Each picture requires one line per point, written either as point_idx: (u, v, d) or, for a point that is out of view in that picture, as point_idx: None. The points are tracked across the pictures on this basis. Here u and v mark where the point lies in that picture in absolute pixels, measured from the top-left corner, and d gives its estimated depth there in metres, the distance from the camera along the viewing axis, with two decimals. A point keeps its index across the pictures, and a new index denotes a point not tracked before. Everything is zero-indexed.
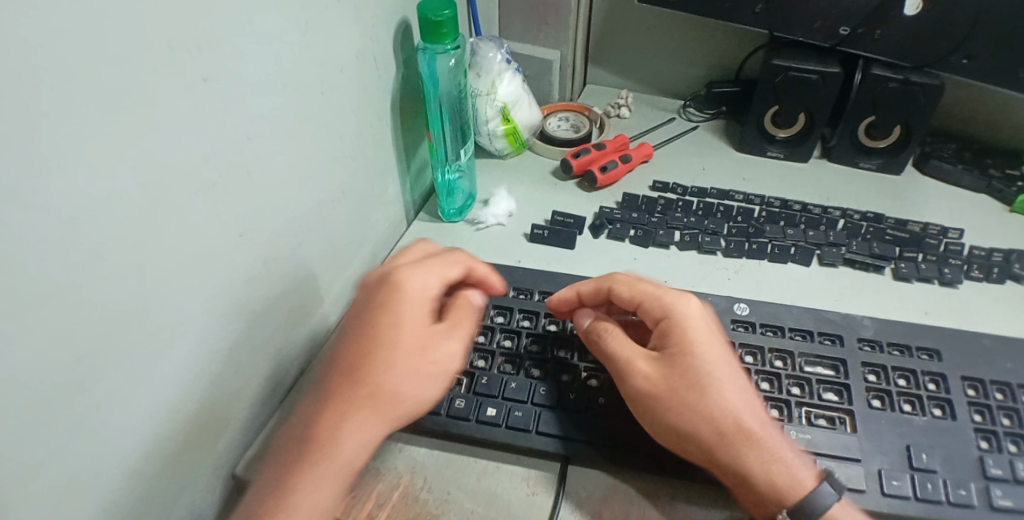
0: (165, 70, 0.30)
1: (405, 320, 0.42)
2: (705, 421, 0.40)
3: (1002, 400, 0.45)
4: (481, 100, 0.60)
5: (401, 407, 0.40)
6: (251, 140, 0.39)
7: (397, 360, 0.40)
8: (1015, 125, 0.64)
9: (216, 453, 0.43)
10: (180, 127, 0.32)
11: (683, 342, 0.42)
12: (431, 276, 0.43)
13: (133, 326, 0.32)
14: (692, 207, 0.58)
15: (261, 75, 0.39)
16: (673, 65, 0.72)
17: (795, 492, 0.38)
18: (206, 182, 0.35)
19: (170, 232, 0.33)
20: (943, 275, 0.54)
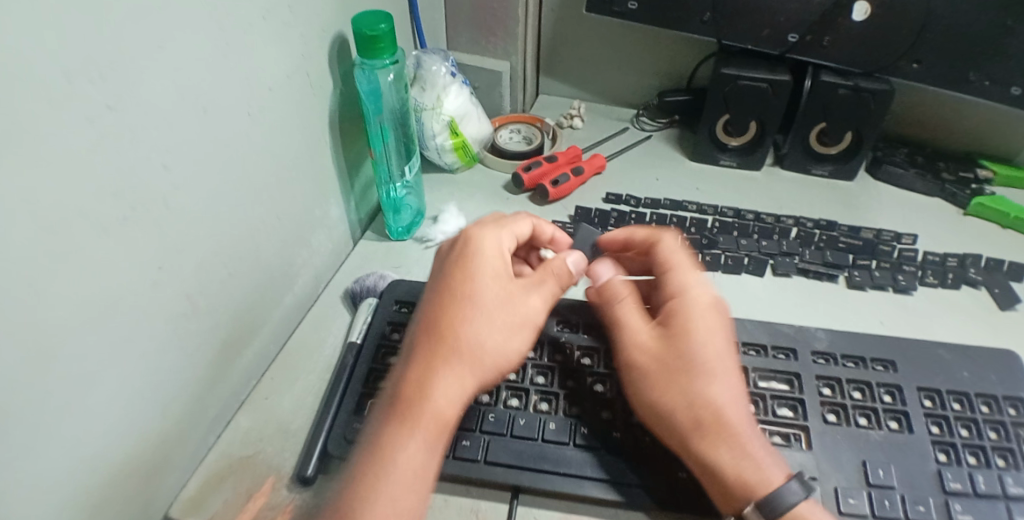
0: (61, 98, 0.28)
1: (492, 272, 0.42)
2: (695, 402, 0.39)
3: (959, 410, 0.45)
4: (427, 114, 0.59)
5: (489, 369, 0.39)
6: (173, 167, 0.37)
7: (489, 317, 0.40)
8: (961, 129, 0.65)
9: (142, 499, 0.40)
10: (84, 159, 0.30)
11: (688, 321, 0.41)
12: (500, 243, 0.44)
13: (34, 378, 0.29)
14: (646, 219, 0.57)
15: (184, 98, 0.36)
16: (624, 74, 0.72)
17: (764, 489, 0.36)
18: (119, 216, 0.33)
19: (72, 274, 0.30)
20: (898, 282, 0.53)
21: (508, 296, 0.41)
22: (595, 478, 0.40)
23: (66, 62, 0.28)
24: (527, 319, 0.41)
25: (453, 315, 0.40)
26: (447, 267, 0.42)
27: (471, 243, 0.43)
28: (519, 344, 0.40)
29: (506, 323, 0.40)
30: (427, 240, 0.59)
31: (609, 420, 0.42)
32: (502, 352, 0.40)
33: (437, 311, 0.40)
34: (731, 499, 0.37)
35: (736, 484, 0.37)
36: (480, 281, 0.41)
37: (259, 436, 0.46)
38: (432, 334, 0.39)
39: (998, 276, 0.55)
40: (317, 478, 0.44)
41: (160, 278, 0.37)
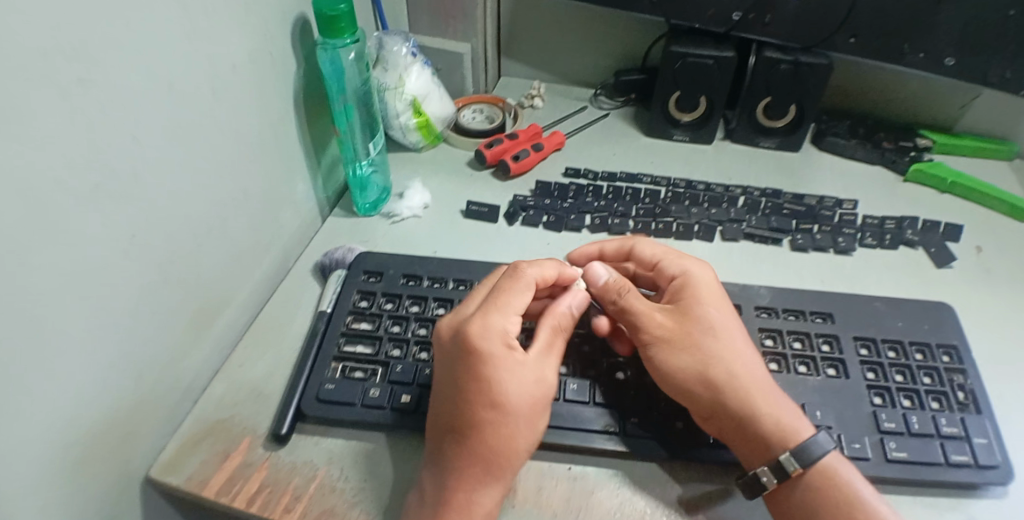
0: (55, 56, 0.31)
1: (508, 360, 0.40)
2: (711, 366, 0.43)
3: (895, 358, 0.47)
4: (390, 93, 0.64)
5: (525, 458, 0.40)
6: (157, 133, 0.40)
7: (518, 415, 0.40)
8: (881, 99, 0.73)
9: (127, 453, 0.42)
10: (77, 114, 0.33)
11: (692, 295, 0.47)
12: (492, 320, 0.42)
13: (26, 319, 0.32)
14: (602, 191, 0.62)
15: (167, 68, 0.40)
16: (581, 55, 0.80)
17: (796, 439, 0.40)
18: (106, 173, 0.36)
19: (58, 224, 0.33)
20: (838, 243, 0.57)
21: (529, 379, 0.40)
22: (554, 426, 0.44)
23: (41, 38, 0.30)
24: (548, 396, 0.41)
25: (480, 417, 0.39)
26: (461, 365, 0.40)
27: (479, 334, 0.41)
28: (544, 421, 0.41)
29: (529, 409, 0.40)
30: (396, 215, 0.63)
31: (568, 374, 0.47)
32: (534, 440, 0.40)
33: (461, 415, 0.39)
34: (762, 450, 0.41)
35: (767, 438, 0.41)
36: (501, 380, 0.40)
37: (233, 400, 0.48)
38: (463, 445, 0.39)
39: (934, 236, 0.59)
40: (291, 436, 0.46)
41: (133, 244, 0.39)
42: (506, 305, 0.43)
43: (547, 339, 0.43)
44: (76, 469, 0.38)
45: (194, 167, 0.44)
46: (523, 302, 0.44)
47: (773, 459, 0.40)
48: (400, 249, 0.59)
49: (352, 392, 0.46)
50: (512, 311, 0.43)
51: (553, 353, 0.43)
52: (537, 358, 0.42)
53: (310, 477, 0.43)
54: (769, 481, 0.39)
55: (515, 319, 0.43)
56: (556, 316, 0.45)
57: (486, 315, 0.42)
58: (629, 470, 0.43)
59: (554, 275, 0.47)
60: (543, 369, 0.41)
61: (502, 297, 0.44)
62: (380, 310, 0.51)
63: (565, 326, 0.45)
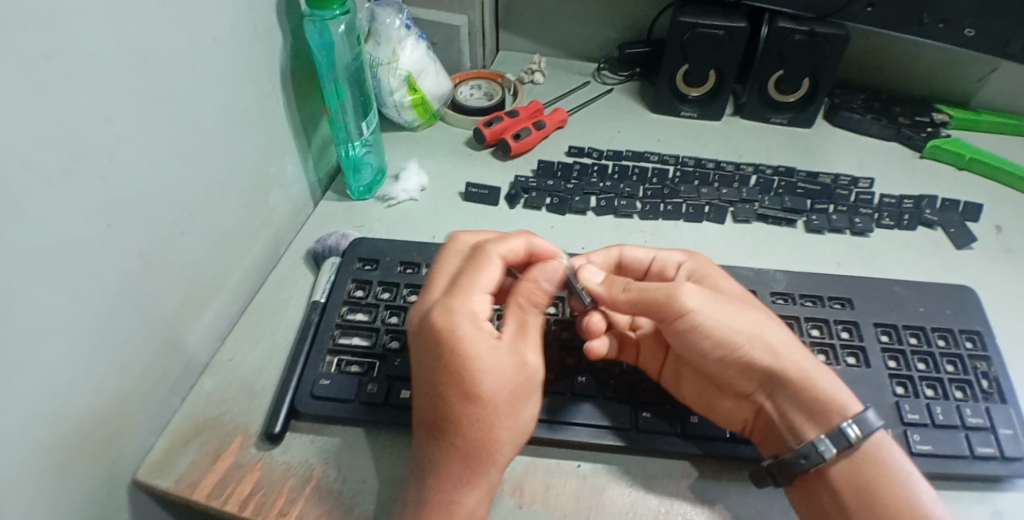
0: (23, 21, 0.28)
1: (479, 343, 0.37)
2: (763, 332, 0.41)
3: (916, 344, 0.46)
4: (383, 69, 0.61)
5: (510, 448, 0.37)
6: (138, 110, 0.37)
7: (497, 401, 0.36)
8: (895, 73, 0.71)
9: (113, 453, 0.39)
10: (53, 86, 0.30)
11: (712, 275, 0.46)
12: (464, 302, 0.38)
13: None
14: (608, 171, 0.60)
15: (148, 37, 0.37)
16: (584, 28, 0.76)
17: (853, 409, 0.39)
18: (85, 153, 0.33)
19: (31, 208, 0.30)
20: (854, 224, 0.56)
21: (504, 361, 0.37)
22: (560, 422, 0.42)
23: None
24: (529, 378, 0.38)
25: (456, 409, 0.36)
26: (433, 354, 0.37)
27: (444, 320, 0.37)
28: (528, 408, 0.38)
29: (511, 396, 0.37)
30: (390, 198, 0.60)
31: (576, 366, 0.45)
32: (519, 428, 0.37)
33: (438, 407, 0.36)
34: (820, 418, 0.39)
35: (826, 406, 0.39)
36: (473, 364, 0.36)
37: (224, 397, 0.46)
38: (442, 440, 0.36)
39: (953, 215, 0.57)
40: (285, 434, 0.44)
41: (110, 234, 0.36)
42: (471, 286, 0.39)
43: (519, 318, 0.40)
44: (60, 471, 0.35)
45: (173, 150, 0.41)
46: (489, 279, 0.40)
47: (833, 426, 0.39)
48: (397, 235, 0.56)
49: (348, 386, 0.44)
50: (477, 290, 0.39)
51: (528, 334, 0.39)
52: (511, 341, 0.38)
53: (307, 477, 0.41)
54: (828, 451, 0.38)
55: (482, 299, 0.39)
56: (526, 291, 0.41)
57: (449, 299, 0.38)
58: (641, 465, 0.42)
59: (522, 245, 0.43)
60: (519, 350, 0.38)
61: (467, 275, 0.40)
62: (376, 300, 0.49)
63: (540, 301, 0.41)
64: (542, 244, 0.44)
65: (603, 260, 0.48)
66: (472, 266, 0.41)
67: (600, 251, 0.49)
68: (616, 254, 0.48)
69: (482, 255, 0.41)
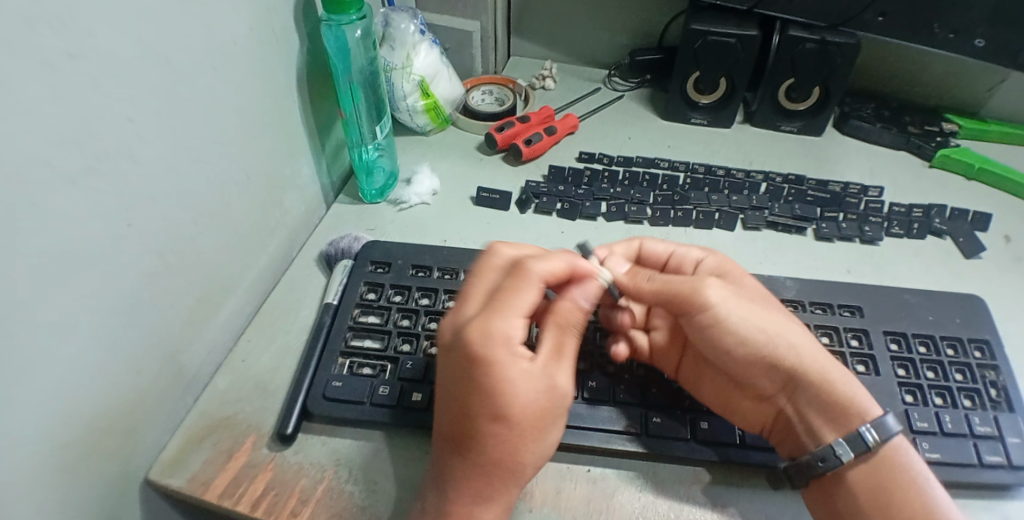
0: (48, 22, 0.29)
1: (517, 367, 0.36)
2: (784, 333, 0.41)
3: (926, 353, 0.46)
4: (397, 74, 0.62)
5: (534, 467, 0.38)
6: (158, 112, 0.37)
7: (528, 426, 0.36)
8: (905, 82, 0.71)
9: (128, 450, 0.40)
10: (77, 87, 0.31)
11: (731, 273, 0.45)
12: (516, 329, 0.37)
13: (19, 307, 0.30)
14: (618, 177, 0.60)
15: (169, 39, 0.37)
16: (595, 34, 0.77)
17: (872, 412, 0.39)
18: (107, 152, 0.34)
19: (51, 207, 0.31)
20: (864, 232, 0.56)
21: (540, 390, 0.37)
22: (571, 426, 0.42)
23: (25, 11, 0.27)
24: (559, 405, 0.38)
25: (487, 432, 0.36)
26: (470, 378, 0.36)
27: (482, 343, 0.36)
28: (554, 430, 0.38)
29: (539, 419, 0.37)
30: (402, 202, 0.60)
31: (587, 371, 0.45)
32: (544, 451, 0.38)
33: (469, 429, 0.36)
34: (839, 422, 0.39)
35: (845, 409, 0.39)
36: (512, 393, 0.36)
37: (237, 396, 0.46)
38: (469, 457, 0.36)
39: (962, 225, 0.58)
40: (297, 434, 0.44)
41: (127, 233, 0.36)
42: (508, 306, 0.38)
43: (556, 340, 0.39)
44: (76, 466, 0.36)
45: (190, 150, 0.41)
46: (528, 300, 0.39)
47: (852, 429, 0.39)
48: (408, 238, 0.56)
49: (361, 388, 0.45)
50: (517, 313, 0.38)
51: (563, 358, 0.39)
52: (545, 364, 0.38)
53: (319, 478, 0.42)
54: (845, 454, 0.38)
55: (520, 320, 0.37)
56: (563, 313, 0.40)
57: (488, 319, 0.37)
58: (651, 470, 0.42)
59: (563, 264, 0.41)
60: (555, 378, 0.38)
61: (503, 295, 0.38)
62: (389, 303, 0.49)
63: (575, 323, 0.40)
64: (587, 264, 0.43)
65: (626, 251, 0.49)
66: (512, 285, 0.39)
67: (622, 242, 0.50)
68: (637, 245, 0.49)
69: (523, 273, 0.39)
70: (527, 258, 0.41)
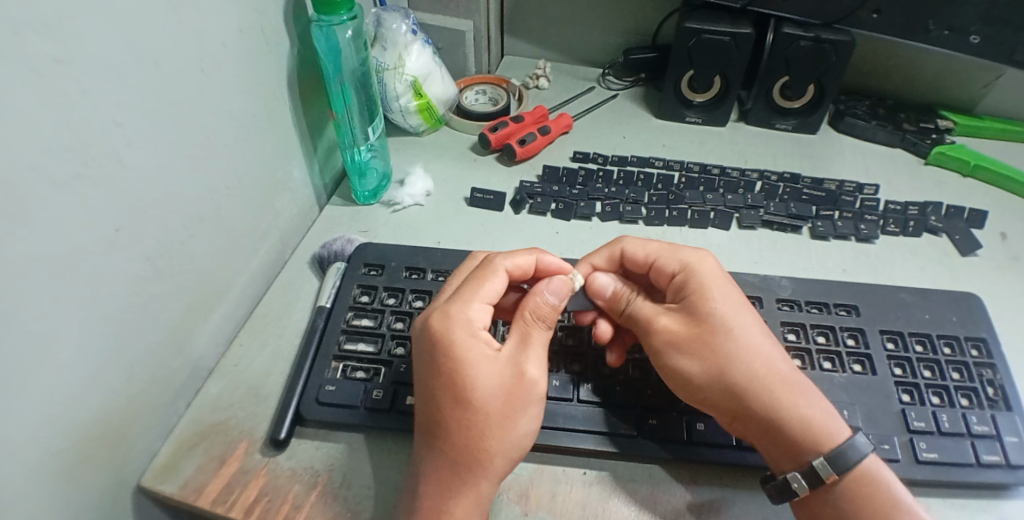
0: (34, 24, 0.28)
1: (475, 349, 0.37)
2: (732, 369, 0.40)
3: (923, 352, 0.46)
4: (390, 75, 0.61)
5: (504, 462, 0.37)
6: (148, 115, 0.37)
7: (490, 409, 0.36)
8: (900, 80, 0.71)
9: (120, 457, 0.39)
10: (65, 89, 0.30)
11: (704, 286, 0.43)
12: (476, 314, 0.39)
13: (8, 314, 0.29)
14: (613, 177, 0.60)
15: (158, 41, 0.37)
16: (589, 33, 0.77)
17: (833, 442, 0.38)
18: (96, 155, 0.33)
19: (40, 211, 0.30)
20: (859, 231, 0.56)
21: (501, 373, 0.37)
22: (566, 428, 0.42)
23: (8, 12, 0.27)
24: (526, 392, 0.37)
25: (449, 415, 0.36)
26: (428, 361, 0.37)
27: (441, 324, 0.38)
28: (524, 420, 0.37)
29: (505, 404, 0.37)
30: (395, 203, 0.60)
31: (582, 374, 0.45)
32: (512, 443, 0.37)
33: (432, 413, 0.36)
34: (794, 455, 0.38)
35: (800, 442, 0.38)
36: (468, 372, 0.36)
37: (229, 401, 0.46)
38: (434, 446, 0.36)
39: (958, 223, 0.57)
40: (290, 439, 0.43)
41: (117, 239, 0.36)
42: (472, 294, 0.40)
43: (521, 331, 0.39)
44: (67, 475, 0.35)
45: (180, 155, 0.41)
46: (493, 290, 0.41)
47: (806, 464, 0.38)
48: (402, 239, 0.56)
49: (354, 392, 0.44)
50: (479, 300, 0.40)
51: (530, 347, 0.39)
52: (509, 352, 0.38)
53: (312, 483, 0.41)
54: (801, 487, 0.37)
55: (483, 308, 0.40)
56: (532, 306, 0.40)
57: (450, 304, 0.39)
58: (646, 472, 0.42)
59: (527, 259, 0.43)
60: (519, 362, 0.38)
61: (470, 285, 0.41)
62: (382, 306, 0.49)
63: (546, 316, 0.40)
64: (551, 260, 0.45)
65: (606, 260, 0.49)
66: (476, 275, 0.41)
67: (602, 251, 0.49)
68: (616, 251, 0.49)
69: (488, 267, 0.42)
70: (492, 255, 0.43)
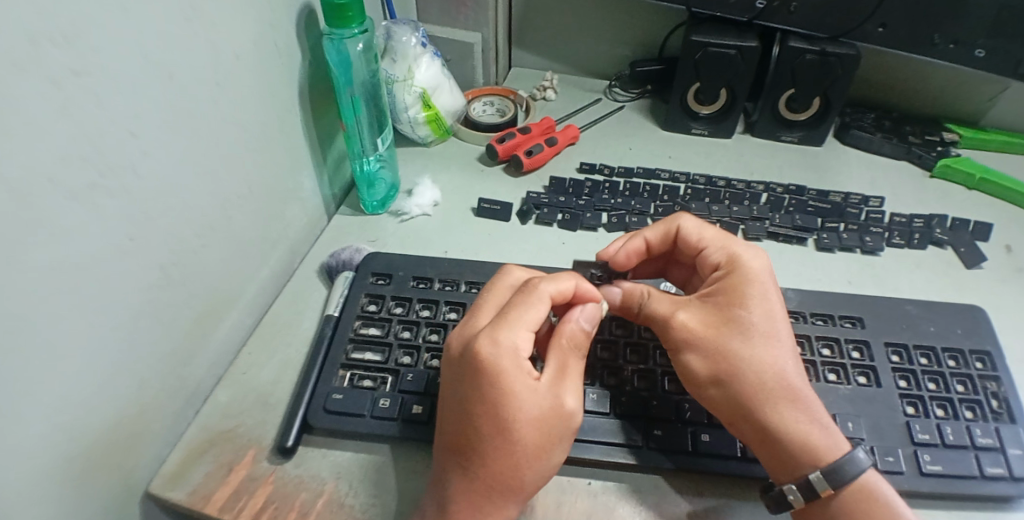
0: (56, 39, 0.29)
1: (524, 386, 0.36)
2: (755, 372, 0.40)
3: (928, 365, 0.46)
4: (399, 86, 0.62)
5: (536, 483, 0.38)
6: (163, 127, 0.38)
7: (531, 442, 0.36)
8: (905, 92, 0.71)
9: (130, 464, 0.40)
10: (83, 101, 0.31)
11: (736, 290, 0.43)
12: (526, 347, 0.38)
13: (25, 322, 0.30)
14: (619, 188, 0.60)
15: (174, 54, 0.38)
16: (596, 46, 0.78)
17: (831, 456, 0.39)
18: (111, 165, 0.34)
19: (58, 218, 0.31)
20: (864, 243, 0.56)
21: (546, 409, 0.37)
22: (572, 439, 0.42)
23: (30, 27, 0.28)
24: (566, 426, 0.38)
25: (491, 445, 0.36)
26: (475, 391, 0.36)
27: (485, 358, 0.36)
28: (560, 448, 0.38)
29: (546, 436, 0.37)
30: (404, 213, 0.61)
31: (587, 383, 0.45)
32: (548, 469, 0.37)
33: (471, 440, 0.36)
34: (788, 468, 0.39)
35: (798, 455, 0.39)
36: (515, 409, 0.36)
37: (238, 409, 0.46)
38: (467, 468, 0.37)
39: (963, 235, 0.58)
40: (298, 447, 0.44)
41: (129, 249, 0.37)
42: (519, 320, 0.38)
43: (560, 361, 0.39)
44: (78, 480, 0.36)
45: (194, 166, 0.42)
46: (540, 315, 0.39)
47: (803, 477, 0.38)
48: (409, 249, 0.57)
49: (361, 401, 0.45)
50: (527, 327, 0.38)
51: (568, 377, 0.39)
52: (552, 386, 0.38)
53: (319, 491, 0.42)
54: (796, 500, 0.38)
55: (530, 336, 0.38)
56: (567, 334, 0.40)
57: (497, 332, 0.37)
58: (651, 483, 0.42)
59: (570, 284, 0.42)
60: (560, 396, 0.38)
61: (514, 308, 0.39)
62: (390, 315, 0.49)
63: (580, 345, 0.40)
64: (590, 285, 0.44)
65: (660, 237, 0.50)
66: (522, 301, 0.39)
67: (655, 229, 0.50)
68: (672, 228, 0.49)
69: (533, 292, 0.40)
70: (536, 278, 0.42)
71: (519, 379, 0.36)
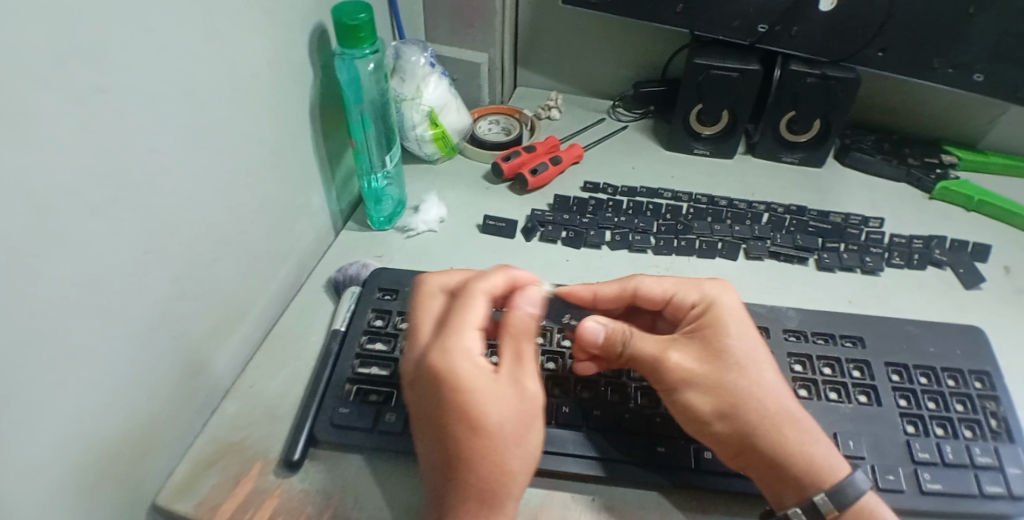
0: (87, 60, 0.30)
1: (476, 378, 0.38)
2: (714, 421, 0.41)
3: (928, 384, 0.46)
4: (408, 105, 0.64)
5: (523, 477, 0.38)
6: (180, 143, 0.39)
7: (505, 433, 0.37)
8: (903, 115, 0.73)
9: (139, 475, 0.40)
10: (108, 119, 0.32)
11: (717, 325, 0.44)
12: (473, 348, 0.39)
13: (47, 333, 0.31)
14: (623, 206, 0.61)
15: (192, 74, 0.39)
16: (599, 67, 0.79)
17: (834, 479, 0.39)
18: (130, 182, 0.35)
19: (81, 231, 0.32)
20: (865, 263, 0.57)
21: (506, 397, 0.38)
22: (576, 455, 0.43)
23: (59, 48, 0.29)
24: (531, 409, 0.38)
25: (467, 448, 0.37)
26: (434, 394, 0.38)
27: (441, 362, 0.38)
28: (535, 434, 0.39)
29: (517, 426, 0.38)
30: (410, 229, 0.62)
31: (589, 401, 0.46)
32: (528, 458, 0.38)
33: (447, 447, 0.37)
34: (784, 487, 0.40)
35: (803, 464, 0.39)
36: (475, 402, 0.37)
37: (244, 422, 0.47)
38: (452, 479, 0.37)
39: (962, 256, 0.58)
40: (305, 460, 0.44)
41: (146, 262, 0.37)
42: (459, 322, 0.40)
43: (514, 350, 0.40)
44: (90, 490, 0.36)
45: (210, 182, 0.43)
46: (477, 314, 0.41)
47: (808, 498, 0.39)
48: (416, 264, 0.58)
49: (368, 415, 0.45)
50: (467, 327, 0.40)
51: (525, 363, 0.39)
52: (509, 373, 0.39)
53: (325, 504, 0.42)
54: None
55: (474, 334, 0.40)
56: (515, 323, 0.40)
57: (443, 338, 0.39)
58: (654, 500, 0.42)
59: (501, 281, 0.43)
60: (520, 382, 0.39)
61: (453, 314, 0.41)
62: (397, 330, 0.50)
63: (528, 329, 0.40)
64: (518, 275, 0.44)
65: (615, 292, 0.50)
66: (458, 304, 0.41)
67: (615, 283, 0.50)
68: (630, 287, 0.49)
69: (466, 292, 0.42)
70: (466, 280, 0.43)
71: (474, 376, 0.38)
